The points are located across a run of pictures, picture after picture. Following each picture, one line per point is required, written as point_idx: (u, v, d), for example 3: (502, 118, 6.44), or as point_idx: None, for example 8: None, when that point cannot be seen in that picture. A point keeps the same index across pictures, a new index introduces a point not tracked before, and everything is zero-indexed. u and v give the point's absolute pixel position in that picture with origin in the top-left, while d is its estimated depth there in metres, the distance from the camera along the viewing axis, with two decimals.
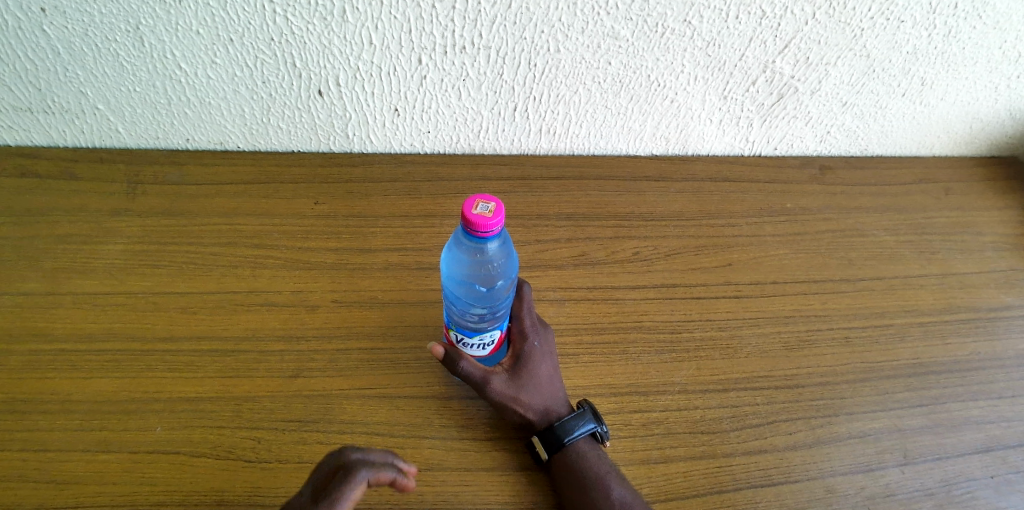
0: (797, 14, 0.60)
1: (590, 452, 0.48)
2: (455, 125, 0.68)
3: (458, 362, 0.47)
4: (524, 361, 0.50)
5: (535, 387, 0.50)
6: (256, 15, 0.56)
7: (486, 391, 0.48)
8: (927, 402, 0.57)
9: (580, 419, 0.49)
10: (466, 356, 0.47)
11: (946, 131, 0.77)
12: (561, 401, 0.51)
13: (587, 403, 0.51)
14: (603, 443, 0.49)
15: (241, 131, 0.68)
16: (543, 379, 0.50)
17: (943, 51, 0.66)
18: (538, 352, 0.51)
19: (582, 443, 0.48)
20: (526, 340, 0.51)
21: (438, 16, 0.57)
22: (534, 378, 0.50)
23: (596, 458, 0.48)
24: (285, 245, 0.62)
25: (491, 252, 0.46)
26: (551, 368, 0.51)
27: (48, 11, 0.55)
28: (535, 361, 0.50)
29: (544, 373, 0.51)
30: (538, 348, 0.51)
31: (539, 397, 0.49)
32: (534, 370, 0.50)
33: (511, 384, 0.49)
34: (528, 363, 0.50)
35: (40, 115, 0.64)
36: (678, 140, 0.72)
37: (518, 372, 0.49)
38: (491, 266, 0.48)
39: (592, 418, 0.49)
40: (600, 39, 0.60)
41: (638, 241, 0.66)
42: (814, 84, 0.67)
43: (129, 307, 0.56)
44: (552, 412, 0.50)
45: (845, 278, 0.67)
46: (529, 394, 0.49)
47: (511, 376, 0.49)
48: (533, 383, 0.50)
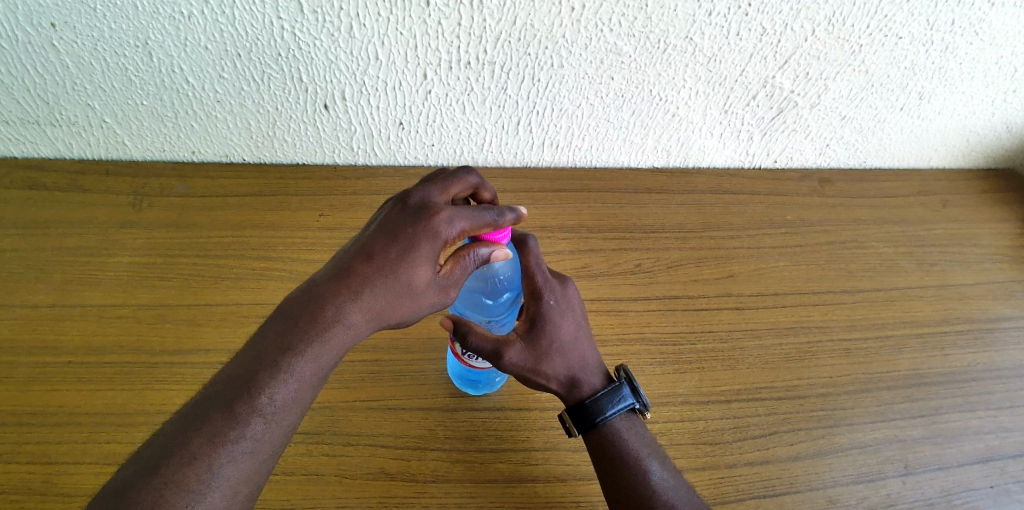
0: (797, 30, 0.61)
1: (629, 427, 0.46)
2: (459, 138, 0.68)
3: (468, 335, 0.42)
4: (541, 325, 0.45)
5: (559, 353, 0.45)
6: (264, 32, 0.57)
7: (503, 364, 0.44)
8: (927, 413, 0.58)
9: (617, 392, 0.46)
10: (476, 329, 0.43)
11: (944, 144, 0.78)
12: (589, 366, 0.47)
13: (624, 372, 0.48)
14: (642, 414, 0.47)
15: (247, 143, 0.68)
16: (565, 342, 0.46)
17: (940, 66, 0.67)
18: (555, 311, 0.46)
19: (619, 419, 0.46)
20: (540, 300, 0.46)
21: (443, 32, 0.58)
22: (555, 342, 0.45)
23: (635, 435, 0.46)
24: (291, 258, 0.63)
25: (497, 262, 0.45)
26: (572, 327, 0.47)
27: (58, 27, 0.56)
28: (554, 325, 0.46)
29: (565, 336, 0.46)
30: (555, 307, 0.46)
31: (562, 365, 0.46)
32: (554, 335, 0.46)
33: (530, 353, 0.45)
34: (546, 327, 0.45)
35: (47, 127, 0.65)
36: (679, 153, 0.73)
37: (536, 338, 0.45)
38: (498, 277, 0.47)
39: (629, 391, 0.47)
40: (603, 54, 0.61)
41: (639, 253, 0.66)
42: (813, 98, 0.68)
43: (137, 319, 0.56)
44: (581, 381, 0.46)
45: (844, 290, 0.67)
46: (552, 362, 0.45)
47: (528, 344, 0.45)
48: (555, 348, 0.45)
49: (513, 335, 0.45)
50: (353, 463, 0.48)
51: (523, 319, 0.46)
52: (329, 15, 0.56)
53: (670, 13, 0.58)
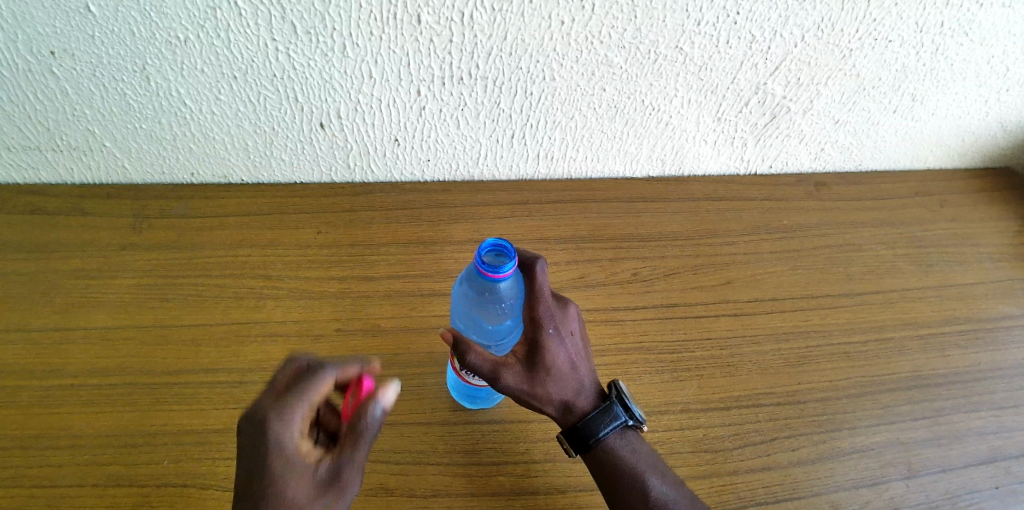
0: (786, 37, 0.62)
1: (624, 443, 0.46)
2: (455, 153, 0.69)
3: (467, 353, 0.42)
4: (539, 354, 0.45)
5: (554, 381, 0.46)
6: (259, 53, 0.58)
7: (498, 385, 0.44)
8: (929, 415, 0.58)
9: (607, 412, 0.46)
10: (476, 347, 0.43)
11: (939, 145, 0.78)
12: (586, 392, 0.47)
13: (615, 388, 0.48)
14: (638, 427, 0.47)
15: (245, 164, 0.69)
16: (563, 370, 0.46)
17: (931, 67, 0.68)
18: (557, 343, 0.46)
19: (613, 438, 0.46)
20: (540, 327, 0.45)
21: (435, 48, 0.59)
22: (552, 371, 0.45)
23: (631, 451, 0.46)
24: (290, 276, 0.64)
25: (502, 287, 0.45)
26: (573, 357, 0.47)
27: (58, 54, 0.57)
28: (554, 352, 0.45)
29: (564, 364, 0.46)
30: (558, 339, 0.46)
31: (558, 390, 0.46)
32: (553, 363, 0.45)
33: (525, 378, 0.45)
34: (543, 356, 0.45)
35: (49, 153, 0.65)
36: (673, 161, 0.74)
37: (532, 364, 0.45)
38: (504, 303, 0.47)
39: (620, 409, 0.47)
40: (594, 67, 0.61)
41: (637, 262, 0.67)
42: (806, 103, 0.69)
43: (139, 340, 0.57)
44: (576, 408, 0.46)
45: (842, 293, 0.67)
46: (547, 387, 0.45)
47: (525, 369, 0.45)
48: (551, 376, 0.45)
49: (510, 356, 0.45)
50: None
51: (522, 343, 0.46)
52: (322, 35, 0.57)
53: (660, 24, 0.59)
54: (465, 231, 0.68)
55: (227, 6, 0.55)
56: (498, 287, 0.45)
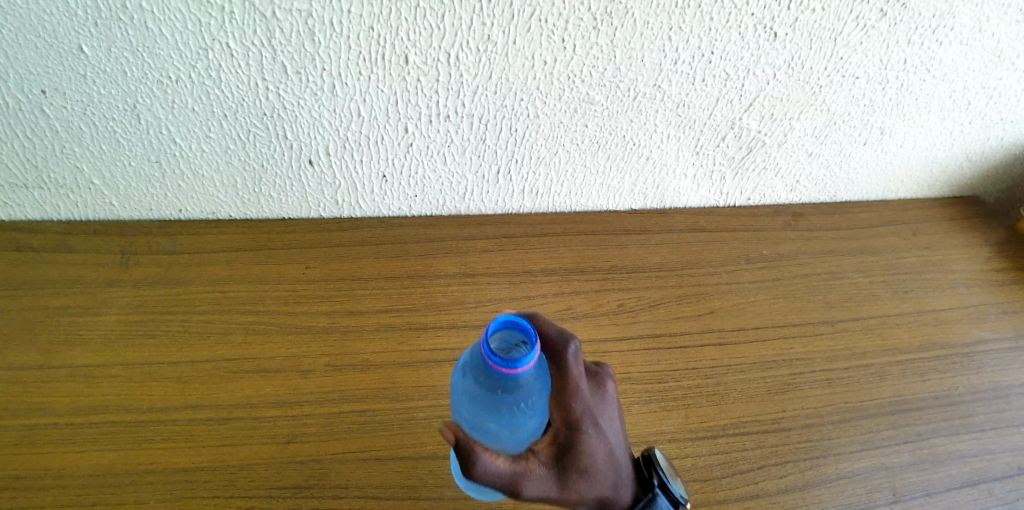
0: (759, 75, 0.65)
1: None
2: (441, 188, 0.70)
3: (476, 462, 0.39)
4: (572, 454, 0.44)
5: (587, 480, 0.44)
6: (250, 92, 0.59)
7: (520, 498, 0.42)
8: (912, 439, 0.59)
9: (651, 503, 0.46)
10: (487, 457, 0.39)
11: (908, 176, 0.82)
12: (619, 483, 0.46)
13: (659, 471, 0.47)
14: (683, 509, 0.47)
15: (233, 200, 0.70)
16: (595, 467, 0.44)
17: (897, 102, 0.71)
18: (590, 439, 0.45)
19: None
20: (573, 427, 0.45)
21: (423, 87, 0.60)
22: (587, 470, 0.44)
23: None
24: (278, 311, 0.64)
25: (526, 380, 0.41)
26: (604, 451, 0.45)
27: (49, 94, 0.58)
28: (588, 452, 0.44)
29: (595, 461, 0.45)
30: (591, 435, 0.45)
31: (592, 488, 0.44)
32: (587, 461, 0.44)
33: (554, 484, 0.43)
34: (577, 454, 0.44)
35: (35, 191, 0.66)
36: (655, 194, 0.76)
37: (564, 465, 0.44)
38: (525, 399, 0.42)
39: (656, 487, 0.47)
40: (577, 104, 0.64)
41: (622, 293, 0.68)
42: (780, 137, 0.71)
43: (124, 378, 0.56)
44: (608, 501, 0.45)
45: (822, 321, 0.69)
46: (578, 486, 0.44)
47: (554, 471, 0.43)
48: (584, 475, 0.44)
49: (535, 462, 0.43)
50: None
51: (550, 443, 0.45)
52: (312, 74, 0.59)
53: (638, 63, 0.61)
54: (453, 265, 0.69)
55: (219, 48, 0.56)
56: (522, 381, 0.41)
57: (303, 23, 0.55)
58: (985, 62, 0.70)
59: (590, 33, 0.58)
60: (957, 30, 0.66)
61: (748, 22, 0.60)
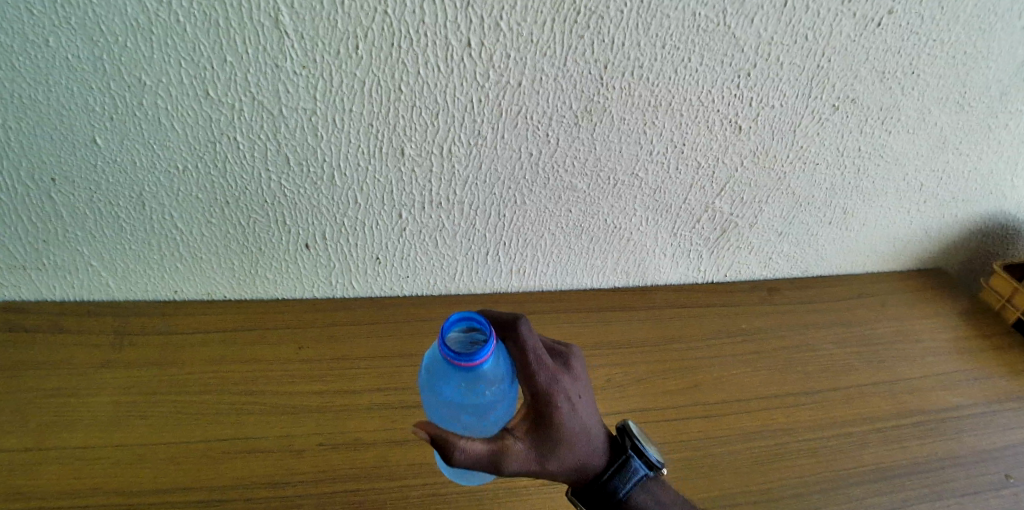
0: (727, 163, 0.70)
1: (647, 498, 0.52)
2: (432, 269, 0.74)
3: (453, 452, 0.40)
4: (542, 420, 0.47)
5: (576, 384, 0.50)
6: (253, 181, 0.63)
7: (503, 473, 0.44)
8: (897, 507, 0.60)
9: (628, 463, 0.51)
10: (462, 445, 0.41)
11: (873, 252, 0.87)
12: (597, 452, 0.50)
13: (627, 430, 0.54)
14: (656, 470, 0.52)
15: (229, 281, 0.72)
16: (575, 443, 0.48)
17: (856, 185, 0.77)
18: (562, 413, 0.47)
19: (638, 493, 0.51)
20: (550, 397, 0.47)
21: (417, 177, 0.65)
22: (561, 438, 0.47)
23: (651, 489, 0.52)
24: (273, 390, 0.65)
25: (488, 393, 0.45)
26: (581, 403, 0.49)
27: (58, 180, 0.61)
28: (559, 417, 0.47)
29: (571, 432, 0.48)
30: (562, 407, 0.47)
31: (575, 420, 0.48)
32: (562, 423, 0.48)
33: (530, 456, 0.46)
34: (551, 422, 0.47)
35: (33, 272, 0.67)
36: (637, 273, 0.79)
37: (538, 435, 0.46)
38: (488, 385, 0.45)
39: (638, 462, 0.52)
40: (560, 192, 0.68)
41: (609, 368, 0.70)
42: (751, 219, 0.76)
43: (116, 462, 0.56)
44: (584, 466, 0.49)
45: (803, 391, 0.71)
46: (573, 457, 0.49)
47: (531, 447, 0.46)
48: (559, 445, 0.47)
49: (513, 441, 0.45)
50: None
51: (526, 419, 0.47)
52: (313, 165, 0.63)
53: (616, 154, 0.67)
54: None
55: (226, 141, 0.60)
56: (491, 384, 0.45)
57: (308, 120, 0.60)
58: (932, 149, 0.76)
59: (572, 129, 0.64)
60: (903, 121, 0.73)
61: (714, 117, 0.66)
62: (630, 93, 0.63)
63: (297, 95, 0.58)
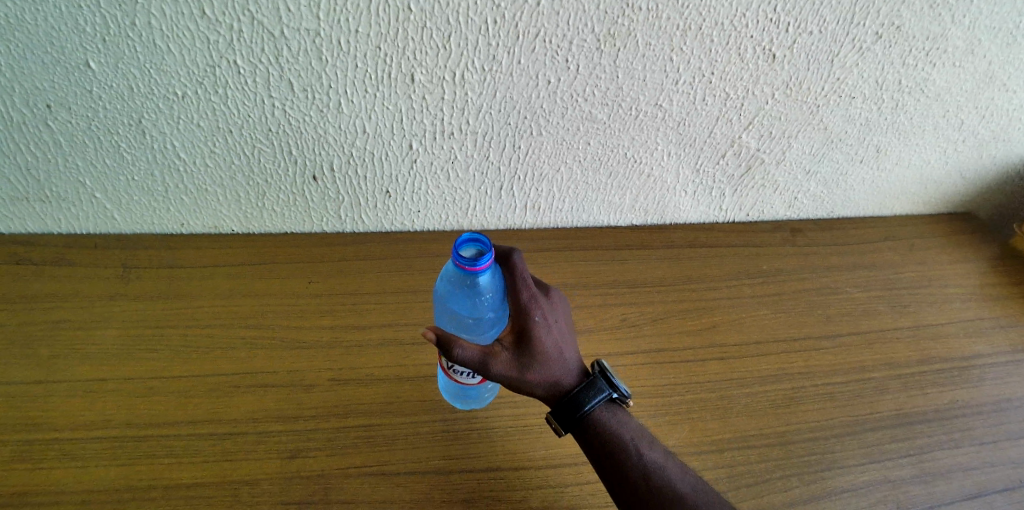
0: (757, 94, 0.66)
1: (613, 417, 0.50)
2: (444, 204, 0.71)
3: (453, 349, 0.45)
4: (526, 339, 0.49)
5: (553, 308, 0.53)
6: (256, 109, 0.60)
7: (489, 373, 0.47)
8: (913, 452, 0.59)
9: (594, 382, 0.50)
10: (460, 343, 0.45)
11: (902, 193, 0.83)
12: (571, 372, 0.51)
13: (599, 365, 0.52)
14: (625, 402, 0.51)
15: (236, 214, 0.70)
16: (553, 359, 0.50)
17: (893, 121, 0.73)
18: (540, 326, 0.50)
19: (600, 409, 0.49)
20: (529, 315, 0.50)
21: (428, 105, 0.61)
22: (541, 355, 0.49)
23: (621, 421, 0.50)
24: (282, 324, 0.64)
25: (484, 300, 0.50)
26: (558, 326, 0.52)
27: (53, 107, 0.58)
28: (540, 338, 0.49)
29: (550, 347, 0.50)
30: (540, 322, 0.50)
31: (552, 339, 0.50)
32: (541, 343, 0.49)
33: (513, 362, 0.48)
34: (532, 340, 0.49)
35: (36, 204, 0.65)
36: (655, 211, 0.77)
37: (519, 351, 0.49)
38: (483, 295, 0.50)
39: (605, 383, 0.50)
40: (579, 122, 0.65)
41: (624, 308, 0.68)
42: (779, 155, 0.73)
43: (127, 393, 0.56)
44: (559, 383, 0.50)
45: (823, 335, 0.70)
46: (551, 372, 0.49)
47: (513, 354, 0.48)
48: (538, 361, 0.49)
49: (499, 347, 0.48)
50: None
51: (510, 331, 0.50)
52: (318, 92, 0.59)
53: (640, 83, 0.63)
54: None
55: (226, 65, 0.57)
56: (485, 293, 0.50)
57: (311, 42, 0.56)
58: (978, 83, 0.71)
59: (594, 54, 0.60)
60: (950, 52, 0.67)
61: (747, 44, 0.62)
62: (658, 15, 0.58)
63: (298, 14, 0.54)
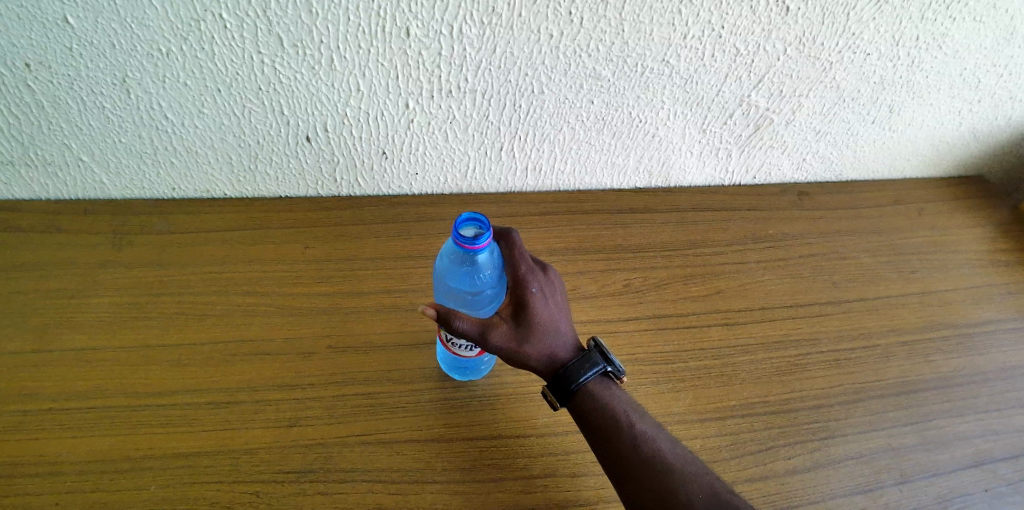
0: (769, 50, 0.63)
1: (606, 391, 0.48)
2: (442, 166, 0.69)
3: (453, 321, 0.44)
4: (524, 311, 0.48)
5: (550, 282, 0.51)
6: (244, 66, 0.57)
7: (487, 344, 0.46)
8: (917, 420, 0.58)
9: (588, 357, 0.49)
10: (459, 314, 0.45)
11: (913, 154, 0.81)
12: (567, 345, 0.49)
13: (596, 342, 0.50)
14: (619, 379, 0.50)
15: (228, 178, 0.68)
16: (551, 331, 0.49)
17: (907, 79, 0.70)
18: (538, 298, 0.49)
19: (594, 383, 0.48)
20: (525, 286, 0.49)
21: (424, 62, 0.59)
22: (538, 326, 0.48)
23: (615, 396, 0.48)
24: (278, 291, 0.62)
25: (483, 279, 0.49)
26: (555, 299, 0.51)
27: (32, 66, 0.55)
28: (537, 309, 0.48)
29: (548, 319, 0.49)
30: (538, 293, 0.49)
31: (549, 312, 0.49)
32: (538, 315, 0.48)
33: (512, 334, 0.47)
34: (530, 312, 0.48)
35: (21, 169, 0.63)
36: (660, 173, 0.75)
37: (517, 323, 0.48)
38: (482, 273, 0.49)
39: (600, 357, 0.49)
40: (582, 80, 0.62)
41: (627, 273, 0.67)
42: (788, 115, 0.70)
43: (121, 362, 0.55)
44: (557, 356, 0.49)
45: (829, 301, 0.68)
46: (548, 344, 0.48)
47: (512, 326, 0.47)
48: (536, 332, 0.48)
49: (497, 318, 0.47)
50: (348, 501, 0.47)
51: (507, 304, 0.49)
52: (309, 47, 0.57)
53: (646, 38, 0.60)
54: None
55: (211, 19, 0.54)
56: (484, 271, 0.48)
57: None
58: (998, 39, 0.68)
59: (599, 6, 0.56)
60: (971, 6, 0.64)
61: None
62: None
63: None
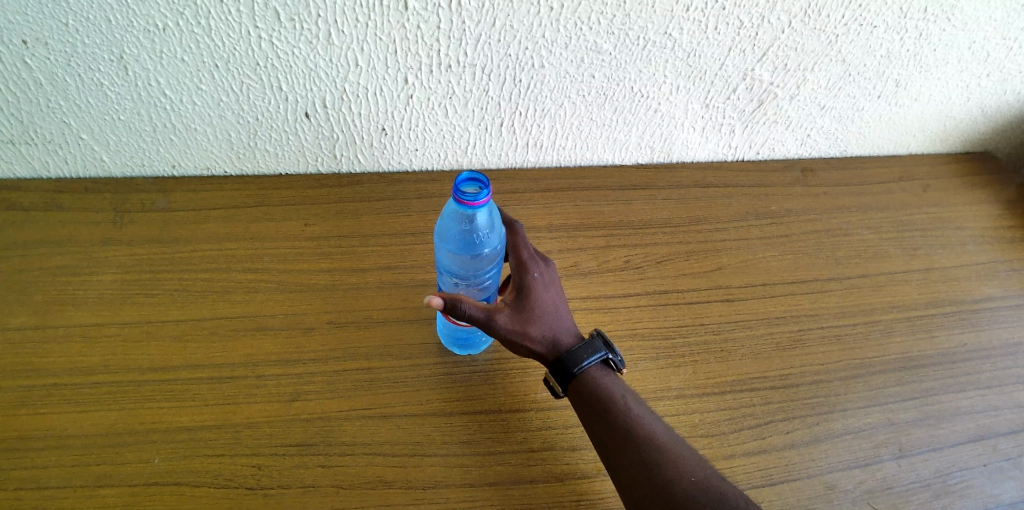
0: (773, 22, 0.62)
1: (604, 378, 0.49)
2: (442, 142, 0.69)
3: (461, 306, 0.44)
4: (527, 295, 0.49)
5: (550, 270, 0.53)
6: (241, 41, 0.57)
7: (492, 328, 0.46)
8: (918, 395, 0.58)
9: (591, 343, 0.49)
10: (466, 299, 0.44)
11: (920, 130, 0.80)
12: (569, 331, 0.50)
13: (601, 334, 0.50)
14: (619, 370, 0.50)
15: (228, 155, 0.67)
16: (553, 316, 0.49)
17: (915, 53, 0.69)
18: (539, 283, 0.50)
19: (595, 369, 0.49)
20: (526, 272, 0.50)
21: (423, 35, 0.58)
22: (541, 311, 0.49)
23: (614, 384, 0.49)
24: (278, 268, 0.62)
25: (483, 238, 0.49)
26: (556, 287, 0.51)
27: (29, 42, 0.54)
28: (539, 293, 0.49)
29: (550, 305, 0.50)
30: (538, 279, 0.50)
31: (550, 297, 0.50)
32: (540, 299, 0.49)
33: (516, 318, 0.47)
34: (532, 296, 0.49)
35: (22, 146, 0.63)
36: (662, 149, 0.74)
37: (520, 308, 0.48)
38: (481, 233, 0.49)
39: (603, 345, 0.49)
40: (583, 53, 0.61)
41: (627, 249, 0.66)
42: (793, 89, 0.69)
43: (124, 338, 0.55)
44: (560, 342, 0.49)
45: (831, 278, 0.68)
46: (551, 328, 0.49)
47: (515, 311, 0.48)
48: (539, 316, 0.48)
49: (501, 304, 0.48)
50: (349, 473, 0.48)
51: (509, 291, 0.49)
52: (307, 21, 0.56)
53: (648, 10, 0.59)
54: None
55: None
56: (483, 230, 0.48)
57: None
58: (1009, 11, 0.67)
59: None
60: None
61: None
62: None
63: None
